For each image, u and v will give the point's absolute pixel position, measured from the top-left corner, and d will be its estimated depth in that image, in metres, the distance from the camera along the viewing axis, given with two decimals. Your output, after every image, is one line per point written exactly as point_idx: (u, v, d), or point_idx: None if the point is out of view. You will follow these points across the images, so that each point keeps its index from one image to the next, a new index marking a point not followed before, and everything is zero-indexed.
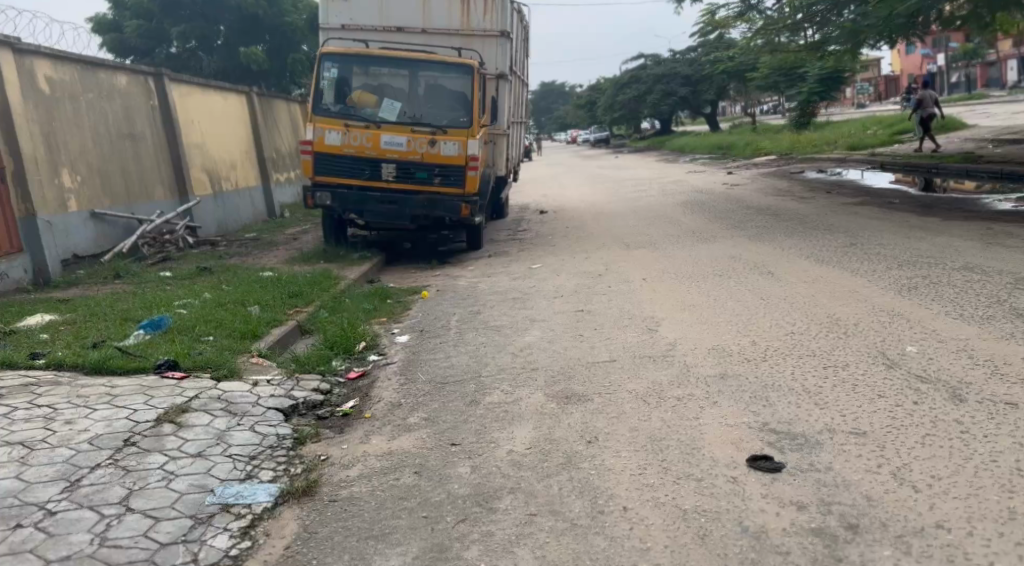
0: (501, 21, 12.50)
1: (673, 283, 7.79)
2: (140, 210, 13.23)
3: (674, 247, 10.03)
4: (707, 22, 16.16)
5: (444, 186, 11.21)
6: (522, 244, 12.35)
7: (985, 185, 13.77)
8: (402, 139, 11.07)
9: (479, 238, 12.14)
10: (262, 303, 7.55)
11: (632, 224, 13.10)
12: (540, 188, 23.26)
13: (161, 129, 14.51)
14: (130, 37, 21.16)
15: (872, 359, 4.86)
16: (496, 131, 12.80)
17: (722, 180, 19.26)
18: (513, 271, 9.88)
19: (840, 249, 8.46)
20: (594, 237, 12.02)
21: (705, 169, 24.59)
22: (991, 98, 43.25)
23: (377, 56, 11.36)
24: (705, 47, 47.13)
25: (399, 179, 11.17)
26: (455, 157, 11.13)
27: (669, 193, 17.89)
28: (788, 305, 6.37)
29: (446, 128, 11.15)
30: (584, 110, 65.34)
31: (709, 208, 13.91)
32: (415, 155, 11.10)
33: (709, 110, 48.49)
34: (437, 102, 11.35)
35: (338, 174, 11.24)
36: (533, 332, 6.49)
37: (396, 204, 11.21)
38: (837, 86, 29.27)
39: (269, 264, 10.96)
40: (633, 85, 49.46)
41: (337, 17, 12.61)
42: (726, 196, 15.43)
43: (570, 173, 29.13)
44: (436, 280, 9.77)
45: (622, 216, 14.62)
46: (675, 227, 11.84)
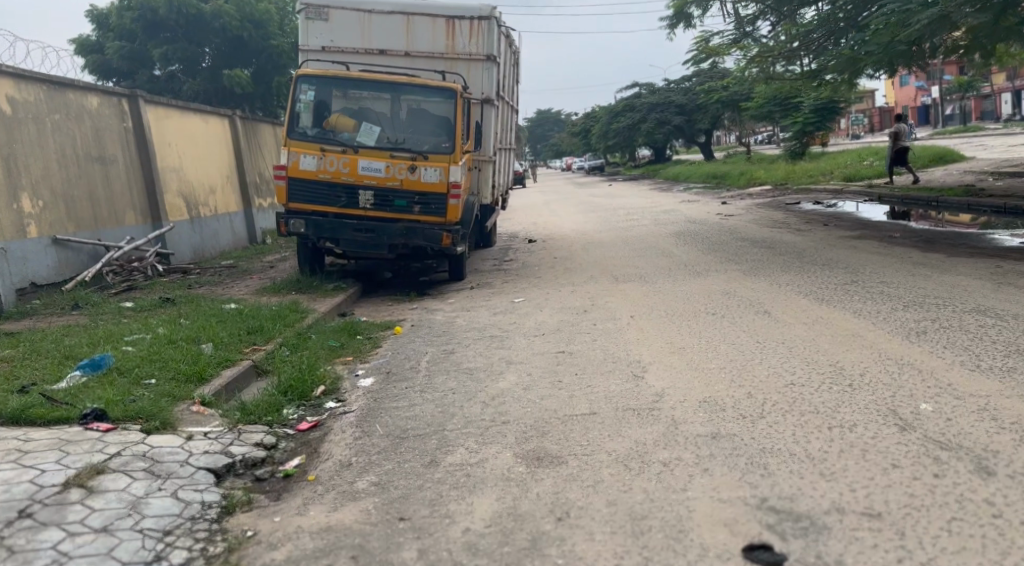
0: (487, 45, 12.03)
1: (662, 321, 7.25)
2: (109, 236, 12.74)
3: (665, 282, 9.51)
4: (700, 50, 15.78)
5: (425, 214, 10.67)
6: (506, 275, 11.81)
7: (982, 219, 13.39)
8: (380, 164, 10.55)
9: (463, 269, 11.59)
10: (217, 340, 7.00)
11: (622, 255, 12.59)
12: (531, 215, 22.78)
13: (134, 152, 13.99)
14: (112, 59, 20.71)
15: (883, 419, 4.30)
16: (482, 157, 12.30)
17: (716, 210, 18.82)
18: (494, 305, 9.33)
19: (840, 287, 7.95)
20: (582, 269, 11.49)
21: (698, 198, 24.19)
22: (987, 131, 43.09)
23: (358, 79, 10.90)
24: (700, 76, 47.13)
25: (377, 207, 10.63)
26: (436, 184, 10.60)
27: (661, 222, 17.40)
28: (786, 350, 5.83)
29: (427, 154, 10.64)
30: (579, 138, 65.30)
31: (702, 239, 13.41)
32: (394, 182, 10.58)
33: (704, 139, 48.31)
34: (419, 126, 10.86)
35: (313, 201, 10.69)
36: (507, 376, 5.94)
37: (374, 233, 10.64)
38: (832, 116, 29.02)
39: (238, 295, 10.41)
40: (627, 113, 49.36)
41: (318, 38, 12.18)
42: (720, 227, 14.95)
43: (562, 201, 28.67)
44: (412, 315, 9.21)
45: (612, 247, 14.11)
46: (666, 260, 11.32)
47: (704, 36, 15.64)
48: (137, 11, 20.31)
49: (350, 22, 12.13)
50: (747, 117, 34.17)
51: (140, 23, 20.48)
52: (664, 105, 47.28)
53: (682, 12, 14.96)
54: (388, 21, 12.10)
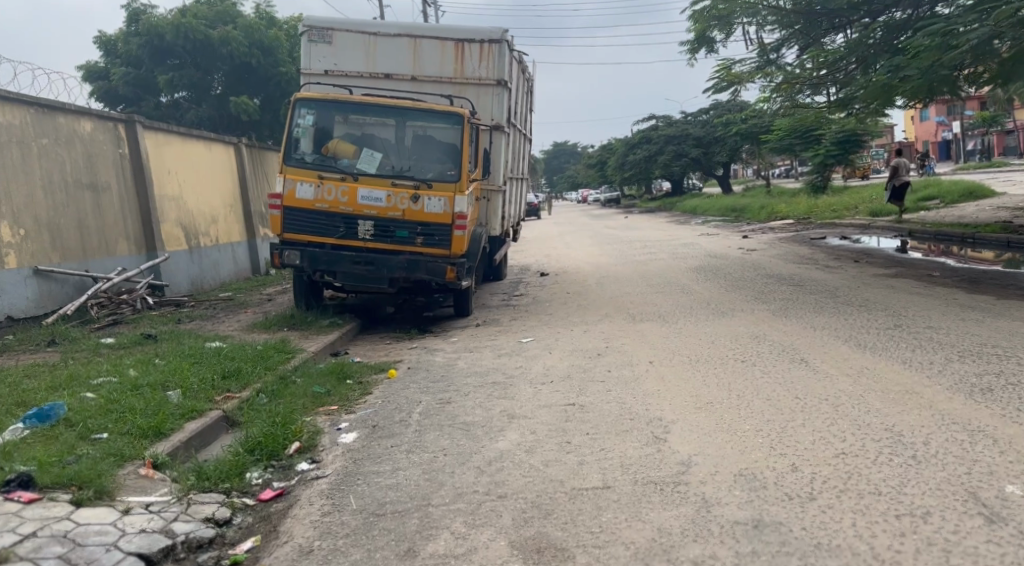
0: (498, 69, 11.41)
1: (685, 369, 6.48)
2: (98, 266, 12.14)
3: (687, 322, 8.73)
4: (722, 77, 15.08)
5: (428, 246, 9.96)
6: (516, 312, 11.06)
7: (1003, 255, 12.89)
8: (381, 193, 9.87)
9: (469, 304, 10.86)
10: (186, 386, 6.30)
11: (639, 291, 11.83)
12: (545, 248, 22.05)
13: (129, 180, 13.40)
14: (118, 86, 20.22)
15: (964, 506, 3.51)
16: (491, 186, 11.62)
17: (737, 244, 18.04)
18: (500, 345, 8.59)
19: (884, 332, 7.14)
20: (596, 306, 10.74)
21: (718, 232, 23.44)
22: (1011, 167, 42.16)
23: (362, 102, 10.24)
24: (717, 109, 46.65)
25: (377, 238, 9.93)
26: (440, 214, 9.90)
27: (680, 256, 16.63)
28: (829, 410, 5.04)
29: (432, 183, 9.96)
30: (595, 170, 64.86)
31: (725, 275, 12.64)
32: (395, 211, 9.88)
33: (722, 172, 47.61)
34: (425, 153, 10.19)
35: (309, 232, 10.00)
36: (508, 433, 5.18)
37: (373, 265, 9.92)
38: (855, 148, 28.26)
39: (227, 332, 9.73)
40: (643, 146, 48.84)
41: (320, 61, 11.58)
42: (743, 263, 14.16)
43: (576, 232, 27.95)
44: (411, 355, 8.48)
45: (628, 281, 13.34)
46: (687, 297, 10.55)
47: (726, 63, 14.93)
48: (144, 36, 19.87)
49: (354, 45, 11.53)
50: (767, 150, 33.45)
51: (146, 49, 20.01)
52: (681, 137, 46.67)
53: (704, 37, 14.33)
54: (394, 44, 11.49)
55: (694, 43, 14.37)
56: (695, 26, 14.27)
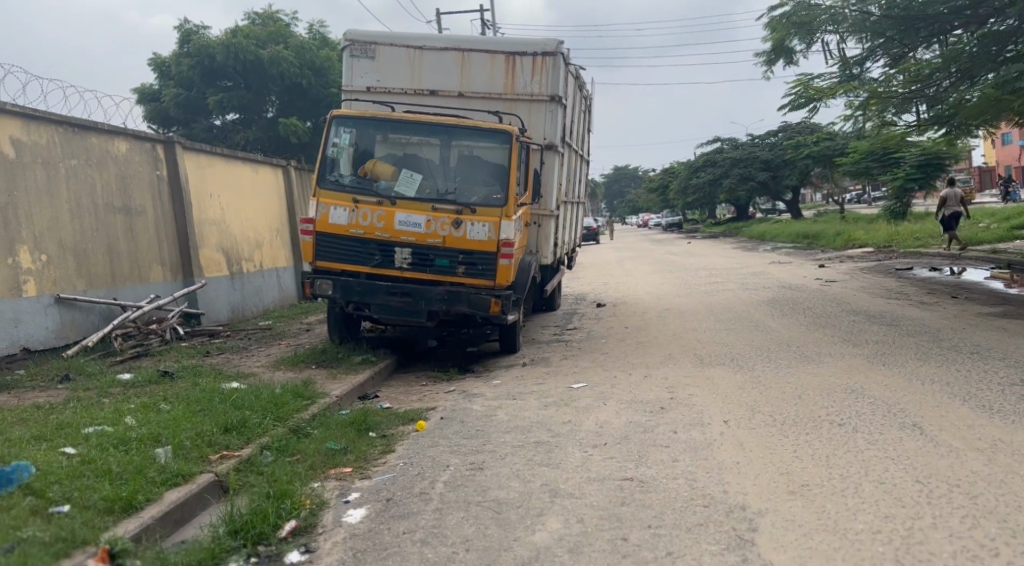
0: (551, 84, 10.47)
1: (766, 439, 5.39)
2: (129, 294, 11.38)
3: (764, 369, 7.58)
4: (800, 94, 13.87)
5: (470, 277, 9.00)
6: (568, 349, 10.04)
7: None
8: (419, 218, 8.96)
9: (516, 340, 9.88)
10: (177, 441, 5.42)
11: (705, 328, 10.69)
12: (604, 275, 20.97)
13: (167, 203, 12.69)
14: (169, 107, 19.86)
15: None
16: (542, 211, 10.65)
17: (813, 274, 16.74)
18: (548, 391, 7.59)
19: (1012, 389, 5.95)
20: (657, 344, 9.65)
21: (789, 260, 22.06)
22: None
23: (402, 120, 9.39)
24: (787, 132, 45.12)
25: (415, 267, 9.01)
26: (483, 241, 8.95)
27: (751, 287, 15.40)
28: (962, 504, 3.92)
29: (475, 207, 9.04)
30: (656, 194, 63.55)
31: (802, 312, 11.42)
32: (435, 238, 8.96)
33: (790, 197, 45.94)
34: (470, 175, 9.27)
35: (342, 260, 9.13)
36: (548, 523, 4.13)
37: (410, 297, 8.99)
38: (938, 172, 26.61)
39: (252, 369, 8.90)
40: (708, 169, 47.45)
41: (363, 78, 10.74)
42: (822, 297, 12.87)
43: (636, 258, 26.77)
44: (447, 401, 7.52)
45: (692, 316, 12.20)
46: (760, 337, 9.40)
47: (803, 78, 13.72)
48: (196, 57, 19.51)
49: (399, 59, 10.68)
50: (841, 173, 31.89)
51: (197, 70, 19.64)
52: (748, 161, 45.12)
53: (781, 46, 13.20)
54: (441, 58, 10.64)
55: (769, 54, 13.27)
56: (772, 35, 13.15)
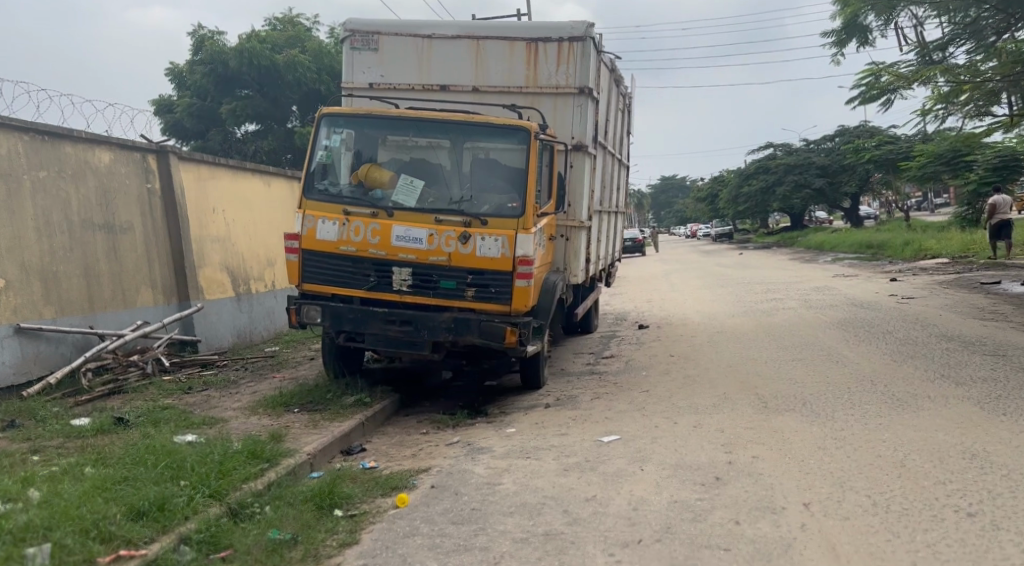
0: (580, 73, 9.01)
1: (866, 543, 3.89)
2: (111, 321, 10.11)
3: (846, 423, 6.01)
4: (869, 85, 12.27)
5: (481, 301, 7.56)
6: (602, 384, 8.55)
7: None
8: (420, 232, 7.53)
9: (541, 374, 8.43)
10: (60, 536, 4.08)
11: (763, 358, 9.11)
12: (651, 290, 19.41)
13: (161, 219, 11.39)
14: (182, 117, 18.95)
15: None
16: (571, 222, 9.19)
17: (883, 291, 15.00)
18: (571, 446, 6.11)
19: None
20: (708, 380, 8.12)
21: (855, 273, 20.24)
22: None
23: (402, 118, 7.97)
24: (845, 137, 43.06)
25: (415, 290, 7.58)
26: (496, 259, 7.50)
27: (814, 306, 13.75)
28: None
29: (487, 218, 7.59)
30: (705, 203, 61.62)
31: (879, 339, 9.77)
32: (440, 256, 7.53)
33: (848, 204, 43.77)
34: (481, 180, 7.82)
35: (333, 283, 7.74)
36: None
37: (411, 325, 7.57)
38: (1015, 175, 24.52)
39: (224, 413, 7.55)
40: (761, 176, 45.51)
41: (365, 73, 9.35)
42: (901, 322, 11.16)
43: (685, 271, 25.06)
44: (445, 459, 6.07)
45: (748, 342, 10.60)
46: (832, 373, 7.81)
47: (874, 66, 12.11)
48: (209, 65, 18.54)
49: (404, 50, 9.29)
50: (907, 178, 29.84)
51: (211, 78, 18.69)
52: (804, 166, 43.10)
53: (854, 24, 11.67)
54: (453, 47, 9.23)
55: (840, 32, 11.74)
56: (844, 10, 11.57)
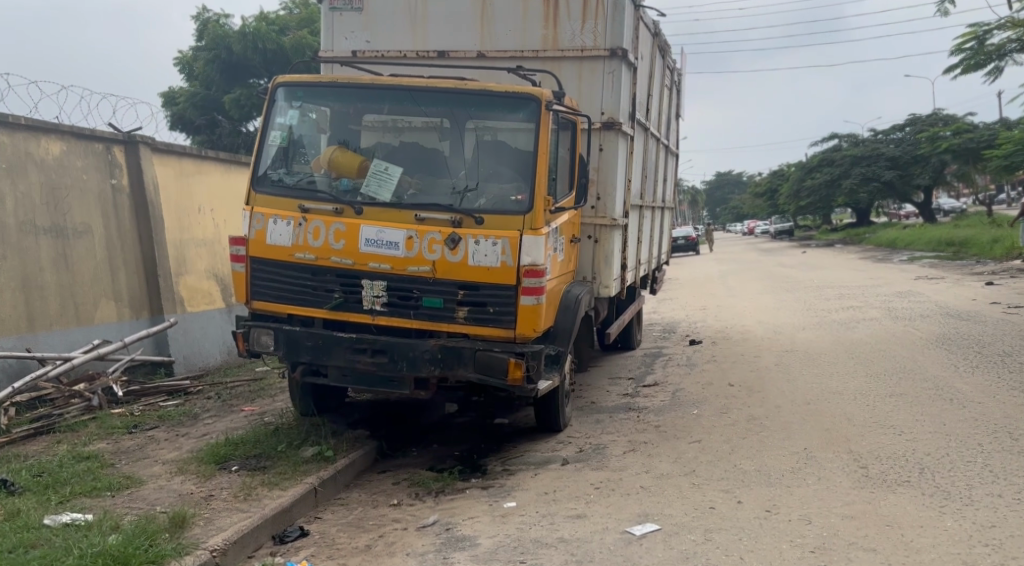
0: (611, 31, 7.16)
1: None
2: (58, 342, 8.55)
3: (997, 534, 4.11)
4: (973, 49, 10.99)
5: (476, 324, 5.81)
6: (641, 433, 6.72)
7: None
8: (396, 233, 5.75)
9: (559, 415, 6.73)
10: None
11: (849, 404, 7.23)
12: (707, 295, 17.59)
13: (129, 220, 9.76)
14: (187, 109, 18.72)
15: None
16: (599, 219, 7.40)
17: (981, 308, 12.98)
18: (590, 541, 4.29)
19: None
20: (780, 435, 6.28)
21: (940, 280, 18.13)
22: None
23: (380, 87, 6.16)
24: (918, 128, 40.48)
25: (392, 311, 5.83)
26: (494, 269, 5.73)
27: (901, 327, 11.80)
28: None
29: (483, 216, 5.79)
30: (764, 199, 59.30)
31: (995, 380, 7.82)
32: (421, 265, 5.75)
33: (920, 200, 41.13)
34: (478, 166, 6.00)
35: (288, 300, 5.98)
36: None
37: (386, 356, 5.80)
38: None
39: (146, 470, 5.83)
40: (825, 170, 43.19)
41: (349, 39, 7.57)
42: (1014, 353, 9.19)
43: (745, 272, 23.09)
44: (408, 559, 4.28)
45: (825, 375, 8.69)
46: (949, 437, 5.92)
47: (976, 27, 10.97)
48: (213, 51, 18.16)
49: (395, 9, 7.51)
50: (991, 172, 27.39)
51: (215, 66, 18.35)
52: (872, 158, 40.68)
53: None
54: (453, 4, 7.43)
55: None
56: None
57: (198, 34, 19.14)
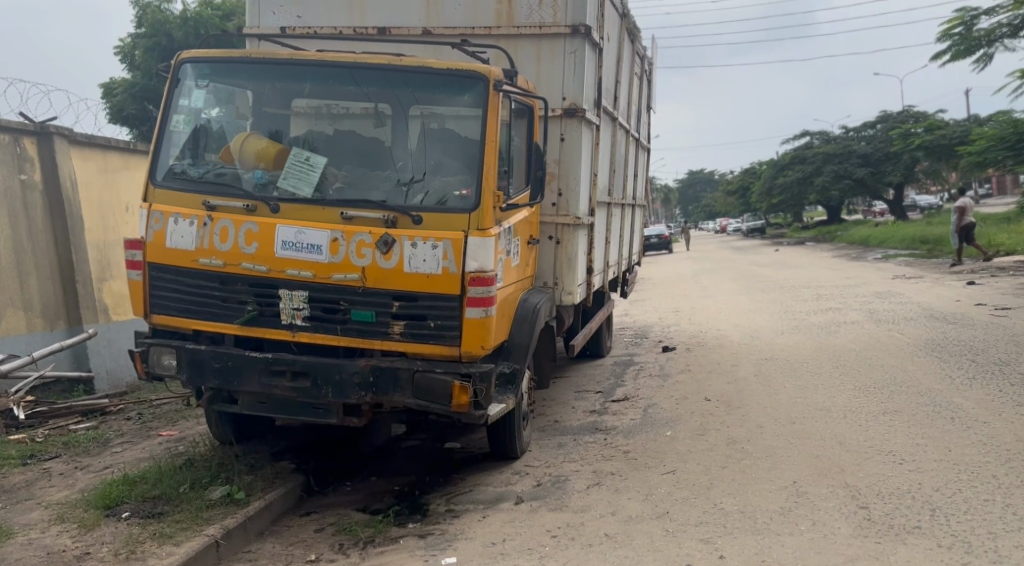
0: (574, 5, 6.36)
1: None
2: None
3: None
4: (961, 35, 10.82)
5: (414, 341, 4.95)
6: (607, 460, 5.95)
7: None
8: (318, 234, 4.89)
9: (515, 440, 5.91)
10: None
11: (839, 424, 6.50)
12: (680, 295, 16.92)
13: (42, 220, 8.77)
14: (128, 100, 17.89)
15: None
16: (561, 218, 6.59)
17: (963, 312, 12.47)
18: None
19: None
20: (765, 465, 5.55)
21: (918, 279, 17.66)
22: None
23: (301, 63, 5.29)
24: (888, 125, 40.33)
25: (314, 326, 4.96)
26: (434, 277, 4.88)
27: (884, 332, 11.22)
28: None
29: (421, 214, 4.94)
30: (735, 196, 59.02)
31: (995, 395, 7.14)
32: (349, 272, 4.88)
33: (891, 197, 40.96)
34: (416, 156, 5.16)
35: (193, 313, 5.10)
36: None
37: (307, 379, 4.93)
38: None
39: (23, 516, 4.93)
40: (796, 167, 42.91)
41: (276, 16, 6.68)
42: (1010, 362, 8.56)
43: (719, 271, 22.41)
44: None
45: (810, 387, 7.97)
46: (957, 469, 5.20)
47: (963, 13, 10.77)
48: (152, 38, 17.49)
49: None
50: (964, 169, 27.14)
51: (156, 54, 17.56)
52: (844, 156, 40.43)
53: None
54: None
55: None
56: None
57: (138, 21, 18.23)
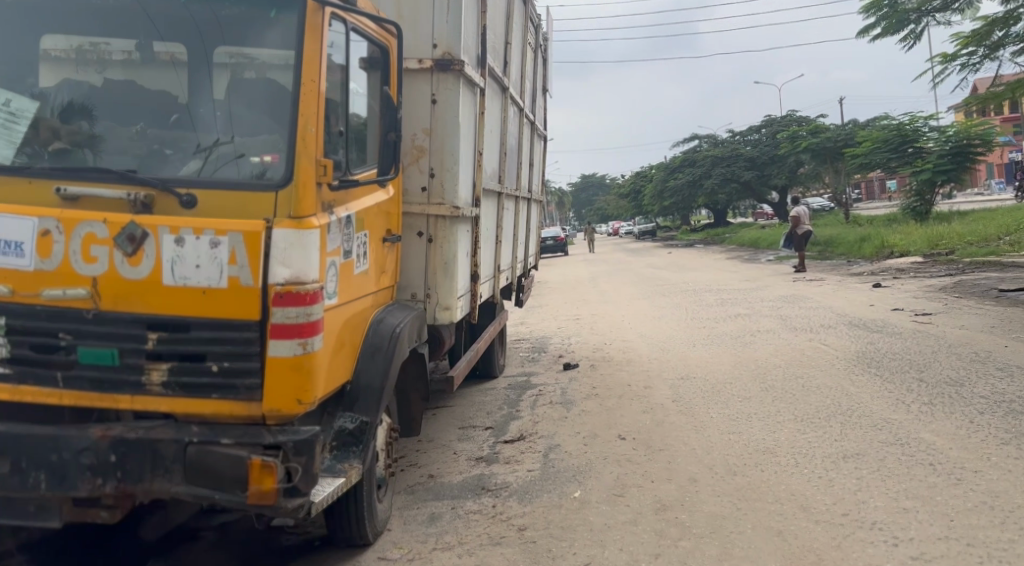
0: None
1: None
2: None
3: None
4: (889, 9, 10.02)
5: (183, 395, 3.12)
6: (495, 545, 4.21)
7: None
8: (18, 224, 3.09)
9: (363, 523, 4.11)
10: None
11: (794, 475, 4.98)
12: (576, 301, 15.47)
13: None
14: None
15: None
16: (433, 206, 4.84)
17: (879, 320, 11.42)
18: None
19: None
20: (711, 551, 3.95)
21: (820, 283, 16.78)
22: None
23: None
24: (772, 127, 40.49)
25: (20, 371, 3.14)
26: (215, 292, 3.06)
27: (804, 343, 9.97)
28: None
29: (191, 192, 3.14)
30: (625, 199, 58.66)
31: (968, 427, 5.78)
32: (70, 286, 3.07)
33: (777, 199, 41.08)
34: (200, 106, 3.35)
35: None
36: None
37: (5, 460, 3.09)
38: (971, 164, 21.75)
39: None
40: (685, 171, 42.62)
41: None
42: (960, 380, 7.33)
43: (615, 274, 21.11)
44: None
45: (743, 419, 6.48)
46: (977, 553, 3.72)
47: None
48: None
49: None
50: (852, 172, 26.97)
51: None
52: (731, 158, 40.32)
53: None
54: None
55: None
56: None
57: None
